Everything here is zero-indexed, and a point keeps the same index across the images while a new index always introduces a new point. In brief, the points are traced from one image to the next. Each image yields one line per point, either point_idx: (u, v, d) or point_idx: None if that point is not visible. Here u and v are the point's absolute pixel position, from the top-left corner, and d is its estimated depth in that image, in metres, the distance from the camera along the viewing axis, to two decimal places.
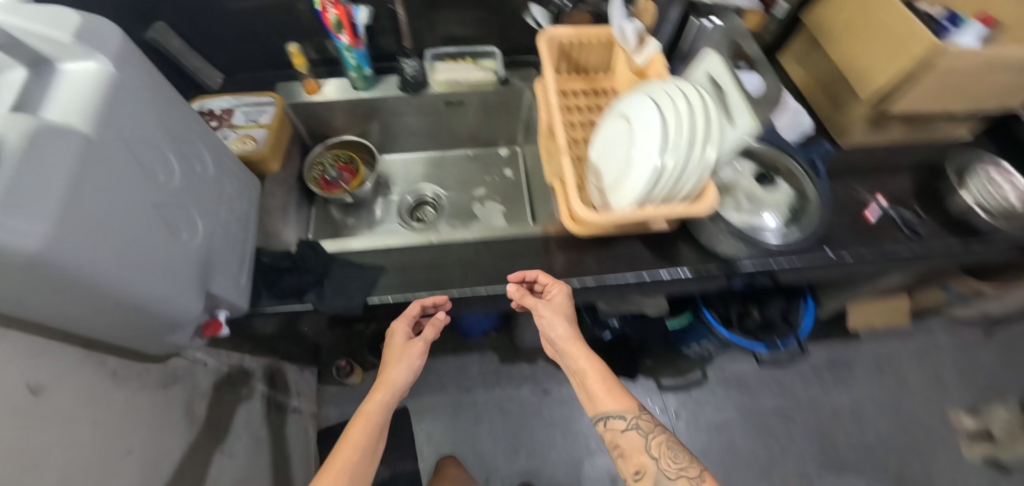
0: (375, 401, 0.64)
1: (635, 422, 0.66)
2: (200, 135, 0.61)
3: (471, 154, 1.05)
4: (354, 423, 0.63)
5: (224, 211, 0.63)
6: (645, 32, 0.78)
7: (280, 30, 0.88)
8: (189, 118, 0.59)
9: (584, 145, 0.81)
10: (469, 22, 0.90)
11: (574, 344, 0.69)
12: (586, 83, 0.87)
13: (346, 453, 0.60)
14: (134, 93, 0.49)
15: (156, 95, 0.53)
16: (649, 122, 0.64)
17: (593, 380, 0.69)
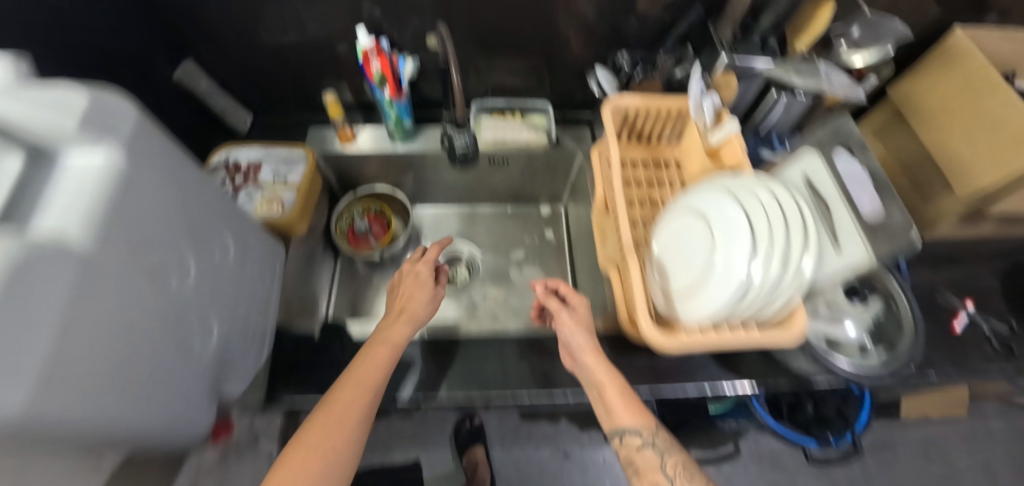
0: (391, 340, 0.58)
1: (651, 440, 0.55)
2: (224, 213, 0.53)
3: (509, 211, 0.97)
4: (370, 348, 0.56)
5: (243, 301, 0.55)
6: (723, 108, 0.69)
7: (317, 74, 0.82)
8: (213, 194, 0.51)
9: (642, 227, 0.73)
10: (515, 75, 0.83)
11: (595, 359, 0.59)
12: (647, 152, 0.78)
13: (359, 383, 0.52)
14: (154, 185, 0.41)
15: (178, 178, 0.45)
16: (732, 227, 0.56)
17: (614, 392, 0.57)
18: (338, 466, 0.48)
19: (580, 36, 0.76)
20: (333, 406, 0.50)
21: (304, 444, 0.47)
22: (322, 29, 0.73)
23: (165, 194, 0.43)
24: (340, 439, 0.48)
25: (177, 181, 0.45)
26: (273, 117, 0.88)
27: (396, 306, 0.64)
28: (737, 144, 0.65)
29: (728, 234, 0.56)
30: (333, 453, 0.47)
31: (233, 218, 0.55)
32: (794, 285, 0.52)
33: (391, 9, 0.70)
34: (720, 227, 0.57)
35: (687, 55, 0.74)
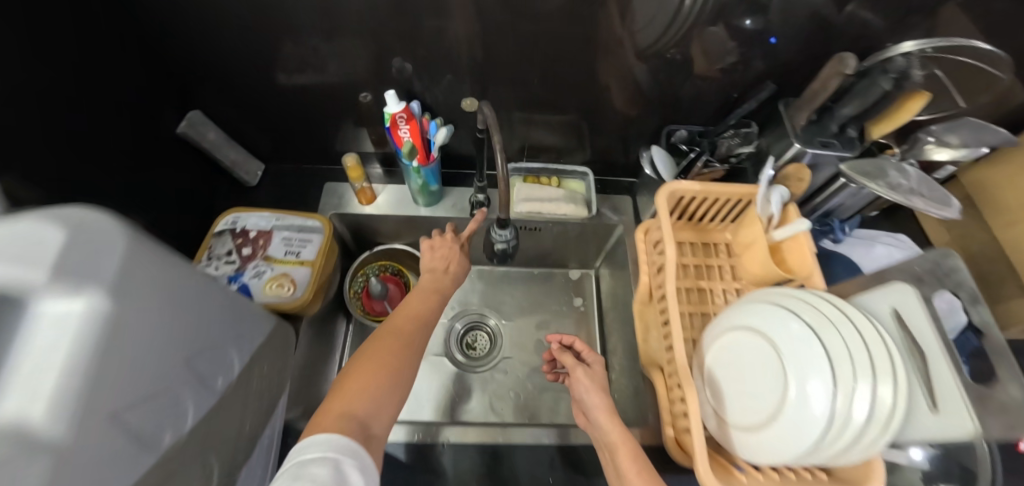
0: (435, 282, 0.62)
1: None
2: (236, 321, 0.47)
3: (537, 273, 0.91)
4: (411, 296, 0.59)
5: (246, 417, 0.49)
6: (791, 202, 0.61)
7: (335, 126, 0.75)
8: (223, 302, 0.45)
9: (689, 322, 0.66)
10: (550, 137, 0.77)
11: (610, 420, 0.52)
12: (695, 234, 0.72)
13: (414, 314, 0.56)
14: (159, 314, 0.35)
15: (187, 294, 0.39)
16: (804, 355, 0.49)
17: (627, 454, 0.49)
18: (401, 384, 0.49)
19: (624, 103, 0.70)
20: (397, 329, 0.54)
21: (376, 353, 0.50)
22: (342, 83, 0.67)
23: (171, 321, 0.36)
24: (405, 354, 0.51)
25: (185, 299, 0.39)
26: (285, 166, 0.83)
27: (430, 266, 0.64)
28: (806, 245, 0.58)
29: (799, 362, 0.49)
30: (404, 359, 0.50)
31: (244, 324, 0.48)
32: (879, 441, 0.45)
33: (420, 68, 0.64)
34: (787, 351, 0.50)
35: (752, 137, 0.66)
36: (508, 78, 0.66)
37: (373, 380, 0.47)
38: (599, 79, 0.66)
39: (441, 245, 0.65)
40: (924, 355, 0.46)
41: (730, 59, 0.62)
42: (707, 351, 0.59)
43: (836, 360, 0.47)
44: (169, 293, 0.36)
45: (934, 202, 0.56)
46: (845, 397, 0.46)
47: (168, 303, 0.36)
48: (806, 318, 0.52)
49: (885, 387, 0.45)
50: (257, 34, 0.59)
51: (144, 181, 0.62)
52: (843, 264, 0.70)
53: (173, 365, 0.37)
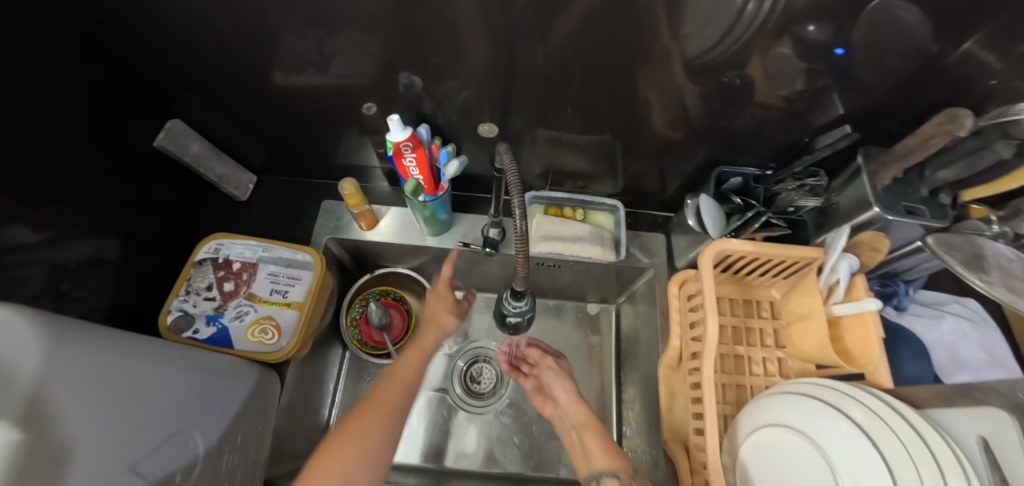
0: (431, 338, 0.53)
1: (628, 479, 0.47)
2: (208, 395, 0.41)
3: (551, 304, 0.82)
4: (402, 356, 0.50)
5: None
6: (859, 272, 0.51)
7: (334, 142, 0.67)
8: (192, 375, 0.40)
9: (723, 394, 0.58)
10: (578, 165, 0.67)
11: (574, 401, 0.58)
12: (735, 289, 0.63)
13: (404, 380, 0.47)
14: (103, 387, 0.30)
15: (138, 363, 0.35)
16: (856, 463, 0.40)
17: (593, 432, 0.53)
18: (373, 472, 0.40)
19: (667, 139, 0.60)
20: (378, 397, 0.45)
21: (346, 435, 0.41)
22: (343, 102, 0.58)
23: (120, 396, 0.32)
24: (379, 434, 0.41)
25: (139, 371, 0.35)
26: (280, 178, 0.75)
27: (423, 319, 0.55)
28: (873, 328, 0.49)
29: (849, 469, 0.40)
30: (379, 443, 0.41)
31: (217, 400, 0.42)
32: None
33: (434, 90, 0.54)
34: (836, 458, 0.41)
35: (820, 190, 0.56)
36: (536, 108, 0.56)
37: (340, 460, 0.39)
38: (643, 115, 0.55)
39: (435, 300, 0.57)
40: None
41: (799, 103, 0.52)
42: (742, 440, 0.51)
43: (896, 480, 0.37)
44: (115, 365, 0.32)
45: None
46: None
47: (110, 375, 0.32)
48: (857, 417, 0.42)
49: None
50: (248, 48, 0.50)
51: (118, 205, 0.54)
52: (905, 340, 0.59)
53: (127, 452, 0.31)
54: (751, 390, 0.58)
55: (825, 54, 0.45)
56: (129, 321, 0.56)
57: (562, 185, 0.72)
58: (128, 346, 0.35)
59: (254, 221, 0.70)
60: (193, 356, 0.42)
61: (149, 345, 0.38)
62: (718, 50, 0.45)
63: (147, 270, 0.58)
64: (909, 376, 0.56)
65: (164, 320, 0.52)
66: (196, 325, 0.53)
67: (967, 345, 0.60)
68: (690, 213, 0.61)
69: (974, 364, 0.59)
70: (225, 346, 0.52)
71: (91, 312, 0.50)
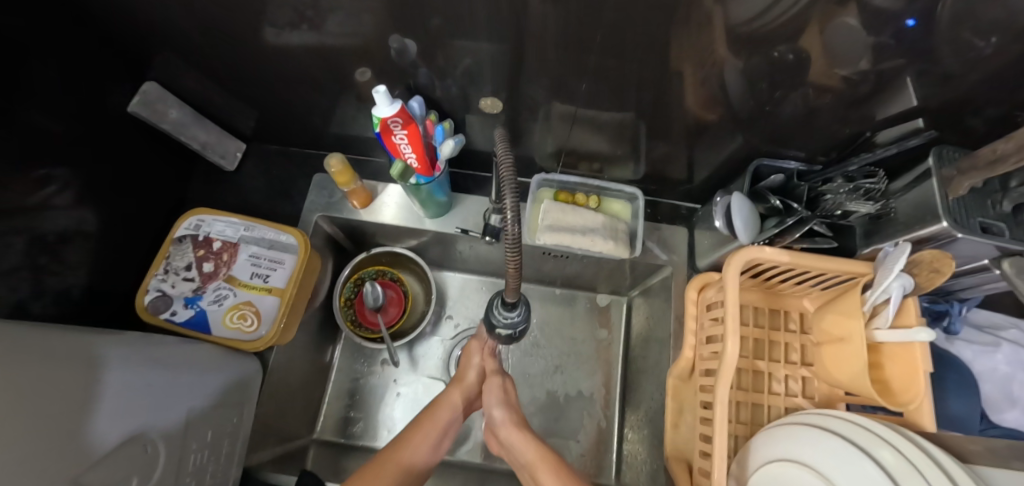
0: (449, 399, 0.53)
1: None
2: (167, 397, 0.39)
3: (559, 293, 0.76)
4: (427, 414, 0.51)
5: (202, 478, 0.43)
6: (911, 294, 0.44)
7: (326, 110, 0.61)
8: (151, 377, 0.38)
9: (736, 412, 0.52)
10: (594, 147, 0.60)
11: (517, 430, 0.48)
12: (762, 297, 0.56)
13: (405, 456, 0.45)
14: (127, 361, 0.37)
15: (140, 356, 0.39)
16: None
17: (545, 468, 0.43)
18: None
19: (699, 125, 0.52)
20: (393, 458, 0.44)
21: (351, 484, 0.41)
22: (331, 69, 0.52)
23: (55, 405, 0.29)
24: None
25: (80, 379, 0.32)
26: (271, 147, 0.70)
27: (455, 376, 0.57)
28: (918, 361, 0.42)
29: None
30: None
31: (177, 402, 0.39)
32: None
33: (432, 58, 0.47)
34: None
35: (875, 194, 0.49)
36: (550, 82, 0.48)
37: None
38: (673, 95, 0.47)
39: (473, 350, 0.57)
40: None
41: (862, 85, 0.41)
42: (750, 469, 0.46)
43: None
44: (51, 372, 0.30)
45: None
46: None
47: (46, 382, 0.29)
48: (883, 459, 0.36)
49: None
50: (225, 10, 0.44)
51: (101, 178, 0.51)
52: (955, 370, 0.52)
53: (73, 465, 0.28)
54: (768, 410, 0.52)
55: (891, 24, 0.34)
56: (110, 296, 0.53)
57: (576, 168, 0.65)
58: (67, 353, 0.33)
59: (244, 193, 0.66)
60: (176, 346, 0.44)
61: (136, 342, 0.40)
62: (777, 28, 0.36)
63: (128, 243, 0.55)
64: (957, 413, 0.50)
65: (141, 300, 0.50)
66: (173, 307, 0.50)
67: None
68: (719, 213, 0.54)
69: None
70: (204, 331, 0.50)
71: (68, 289, 0.47)
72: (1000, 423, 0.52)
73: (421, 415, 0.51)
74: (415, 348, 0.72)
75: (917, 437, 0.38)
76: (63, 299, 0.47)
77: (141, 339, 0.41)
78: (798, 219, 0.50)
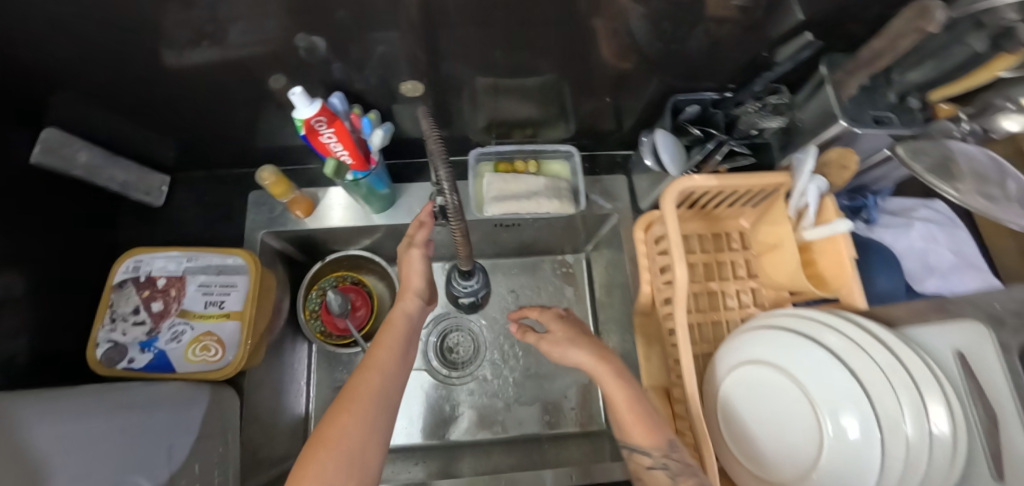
0: (405, 310, 0.47)
1: (664, 460, 0.40)
2: (119, 456, 0.37)
3: (522, 262, 0.77)
4: (371, 356, 0.42)
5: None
6: (828, 193, 0.49)
7: (249, 124, 0.58)
8: (91, 448, 0.35)
9: (699, 333, 0.55)
10: (525, 112, 0.61)
11: (598, 366, 0.45)
12: (705, 223, 0.59)
13: (384, 362, 0.41)
14: (86, 413, 0.37)
15: (104, 408, 0.39)
16: (839, 393, 0.41)
17: (625, 400, 0.42)
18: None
19: (619, 73, 0.54)
20: (380, 352, 0.42)
21: (347, 394, 0.38)
22: (243, 79, 0.50)
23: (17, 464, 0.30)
24: (385, 406, 0.38)
25: (17, 475, 0.29)
26: (199, 172, 0.67)
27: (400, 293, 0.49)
28: (844, 249, 0.46)
29: (828, 399, 0.41)
30: (378, 395, 0.38)
31: (140, 453, 0.38)
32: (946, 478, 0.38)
33: (344, 52, 0.46)
34: (814, 388, 0.42)
35: (783, 107, 0.52)
36: (467, 57, 0.48)
37: None
38: (590, 49, 0.49)
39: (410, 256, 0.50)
40: (971, 380, 0.40)
41: (756, 11, 0.44)
42: (723, 380, 0.50)
43: (866, 384, 0.41)
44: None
45: (1012, 201, 0.44)
46: (894, 439, 0.39)
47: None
48: (829, 340, 0.44)
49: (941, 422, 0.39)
50: (114, 35, 0.41)
51: (22, 239, 0.47)
52: (879, 252, 0.57)
53: None
54: (727, 326, 0.56)
55: None
56: (55, 358, 0.50)
57: (509, 136, 0.65)
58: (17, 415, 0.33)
59: (179, 224, 0.63)
60: (145, 387, 0.44)
61: (101, 395, 0.41)
62: None
63: (66, 299, 0.52)
64: (885, 293, 0.55)
65: (93, 355, 0.47)
66: (130, 354, 0.48)
67: (936, 249, 0.59)
68: (647, 152, 0.56)
69: (942, 268, 0.58)
70: (167, 371, 0.48)
71: (10, 360, 0.44)
72: (924, 293, 0.57)
73: (379, 334, 0.45)
74: None
75: (853, 318, 0.46)
76: (7, 371, 0.44)
77: (107, 390, 0.42)
78: (716, 142, 0.54)
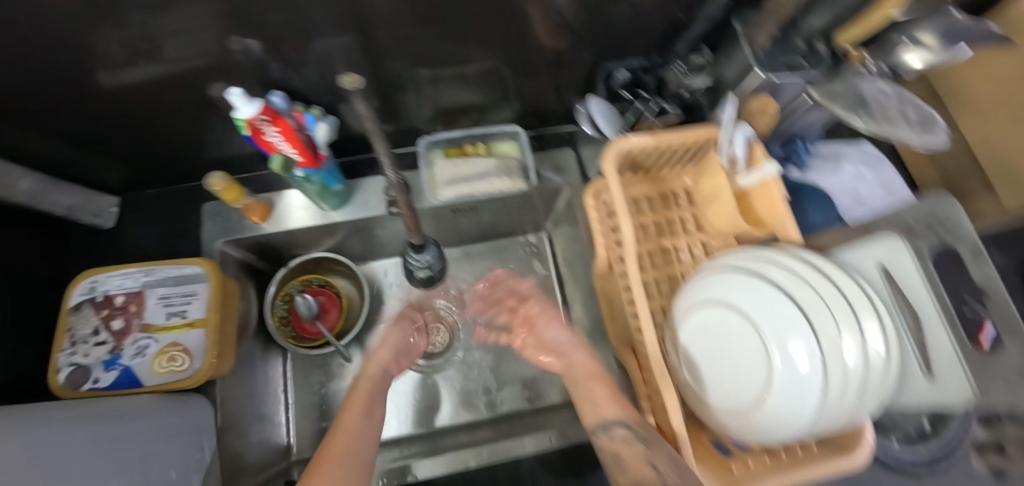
0: (368, 380, 0.54)
1: (626, 429, 0.45)
2: (107, 463, 0.37)
3: (488, 247, 0.79)
4: (340, 420, 0.47)
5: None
6: (757, 140, 0.52)
7: (194, 136, 0.58)
8: (93, 452, 0.37)
9: (657, 289, 0.58)
10: (469, 98, 0.62)
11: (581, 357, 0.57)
12: (652, 185, 0.62)
13: (351, 423, 0.46)
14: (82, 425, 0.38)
15: (95, 421, 0.40)
16: (780, 318, 0.44)
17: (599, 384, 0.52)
18: None
19: (555, 52, 0.56)
20: (347, 419, 0.47)
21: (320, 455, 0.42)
22: (180, 90, 0.50)
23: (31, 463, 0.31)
24: (358, 446, 0.44)
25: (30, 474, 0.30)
26: (149, 191, 0.67)
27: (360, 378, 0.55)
28: (777, 192, 0.49)
29: (776, 328, 0.44)
30: (351, 444, 0.43)
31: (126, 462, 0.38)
32: (881, 382, 0.42)
33: (280, 54, 0.47)
34: (760, 318, 0.45)
35: (704, 65, 0.57)
36: (404, 50, 0.50)
37: None
38: (524, 32, 0.51)
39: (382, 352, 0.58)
40: (898, 291, 0.43)
41: None
42: (682, 327, 0.52)
43: (810, 312, 0.43)
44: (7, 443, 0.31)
45: (915, 127, 0.48)
46: (834, 353, 0.41)
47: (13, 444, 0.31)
48: (773, 275, 0.46)
49: (872, 331, 0.42)
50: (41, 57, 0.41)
51: None
52: (811, 195, 0.62)
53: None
54: (682, 279, 0.59)
55: None
56: (15, 391, 0.48)
57: (456, 123, 0.67)
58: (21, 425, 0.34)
59: (133, 245, 0.63)
60: (120, 403, 0.44)
61: (88, 413, 0.41)
62: None
63: (20, 329, 0.51)
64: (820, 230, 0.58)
65: (57, 379, 0.47)
66: (95, 374, 0.48)
67: (863, 186, 0.63)
68: (584, 121, 0.60)
69: (872, 201, 0.63)
70: (135, 386, 0.48)
71: None
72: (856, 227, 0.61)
73: (349, 397, 0.51)
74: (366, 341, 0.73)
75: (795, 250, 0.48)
76: None
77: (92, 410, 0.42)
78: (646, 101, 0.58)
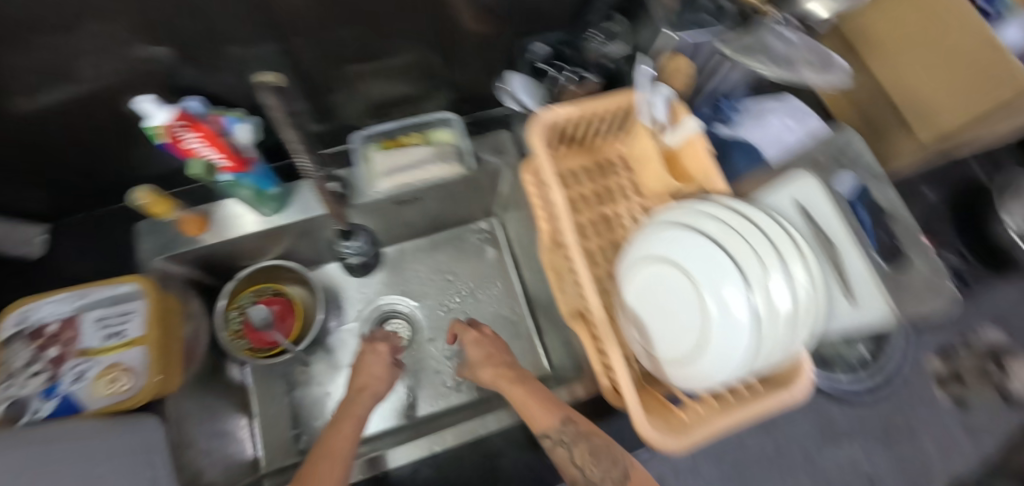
0: (359, 404, 0.50)
1: (562, 435, 0.46)
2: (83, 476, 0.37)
3: (440, 238, 0.80)
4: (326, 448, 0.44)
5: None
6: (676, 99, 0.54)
7: (118, 155, 0.57)
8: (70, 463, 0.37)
9: (603, 257, 0.59)
10: (399, 90, 0.63)
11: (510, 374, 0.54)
12: (588, 156, 0.63)
13: (340, 447, 0.44)
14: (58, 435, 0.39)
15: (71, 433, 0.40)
16: (713, 267, 0.44)
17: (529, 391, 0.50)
18: None
19: (480, 37, 0.57)
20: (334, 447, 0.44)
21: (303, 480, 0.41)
22: (95, 109, 0.48)
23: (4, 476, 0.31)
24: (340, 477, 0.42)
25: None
26: (77, 216, 0.65)
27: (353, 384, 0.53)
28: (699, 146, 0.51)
29: (711, 277, 0.44)
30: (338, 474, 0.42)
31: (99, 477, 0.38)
32: (814, 316, 0.43)
33: (196, 61, 0.46)
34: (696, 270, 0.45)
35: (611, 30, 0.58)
36: (327, 48, 0.50)
37: None
38: (447, 19, 0.51)
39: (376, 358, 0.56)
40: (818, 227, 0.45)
41: None
42: (627, 289, 0.53)
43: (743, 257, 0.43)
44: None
45: (816, 68, 0.51)
46: (766, 297, 0.41)
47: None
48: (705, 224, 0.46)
49: (800, 271, 0.42)
50: None
51: None
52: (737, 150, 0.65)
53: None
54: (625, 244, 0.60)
55: None
56: None
57: (389, 115, 0.67)
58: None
59: (67, 274, 0.61)
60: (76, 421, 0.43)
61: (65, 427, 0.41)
62: None
63: None
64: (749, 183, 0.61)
65: None
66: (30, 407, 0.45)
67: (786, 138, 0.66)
68: (508, 99, 0.60)
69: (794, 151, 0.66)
70: (77, 411, 0.46)
71: None
72: None
73: (333, 425, 0.47)
74: (326, 344, 0.73)
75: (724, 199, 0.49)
76: None
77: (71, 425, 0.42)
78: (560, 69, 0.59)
